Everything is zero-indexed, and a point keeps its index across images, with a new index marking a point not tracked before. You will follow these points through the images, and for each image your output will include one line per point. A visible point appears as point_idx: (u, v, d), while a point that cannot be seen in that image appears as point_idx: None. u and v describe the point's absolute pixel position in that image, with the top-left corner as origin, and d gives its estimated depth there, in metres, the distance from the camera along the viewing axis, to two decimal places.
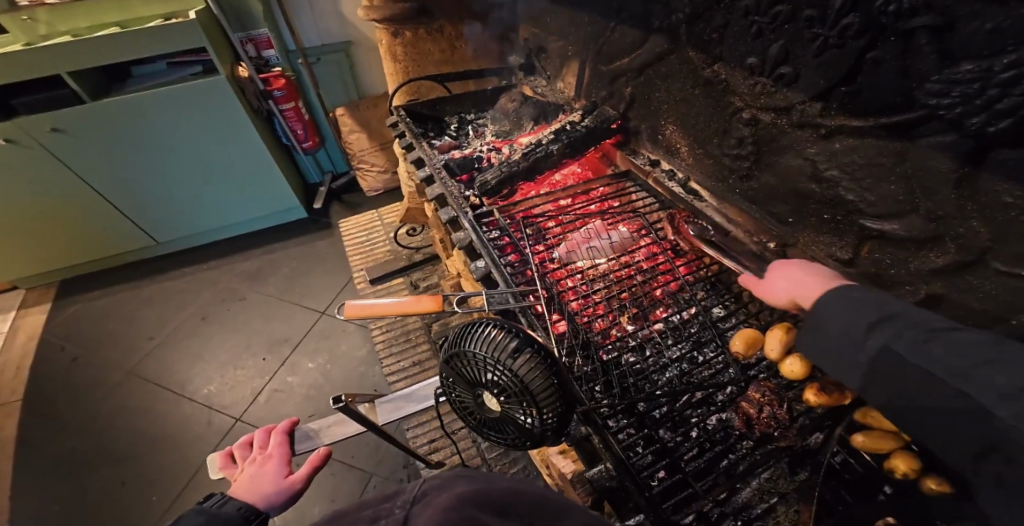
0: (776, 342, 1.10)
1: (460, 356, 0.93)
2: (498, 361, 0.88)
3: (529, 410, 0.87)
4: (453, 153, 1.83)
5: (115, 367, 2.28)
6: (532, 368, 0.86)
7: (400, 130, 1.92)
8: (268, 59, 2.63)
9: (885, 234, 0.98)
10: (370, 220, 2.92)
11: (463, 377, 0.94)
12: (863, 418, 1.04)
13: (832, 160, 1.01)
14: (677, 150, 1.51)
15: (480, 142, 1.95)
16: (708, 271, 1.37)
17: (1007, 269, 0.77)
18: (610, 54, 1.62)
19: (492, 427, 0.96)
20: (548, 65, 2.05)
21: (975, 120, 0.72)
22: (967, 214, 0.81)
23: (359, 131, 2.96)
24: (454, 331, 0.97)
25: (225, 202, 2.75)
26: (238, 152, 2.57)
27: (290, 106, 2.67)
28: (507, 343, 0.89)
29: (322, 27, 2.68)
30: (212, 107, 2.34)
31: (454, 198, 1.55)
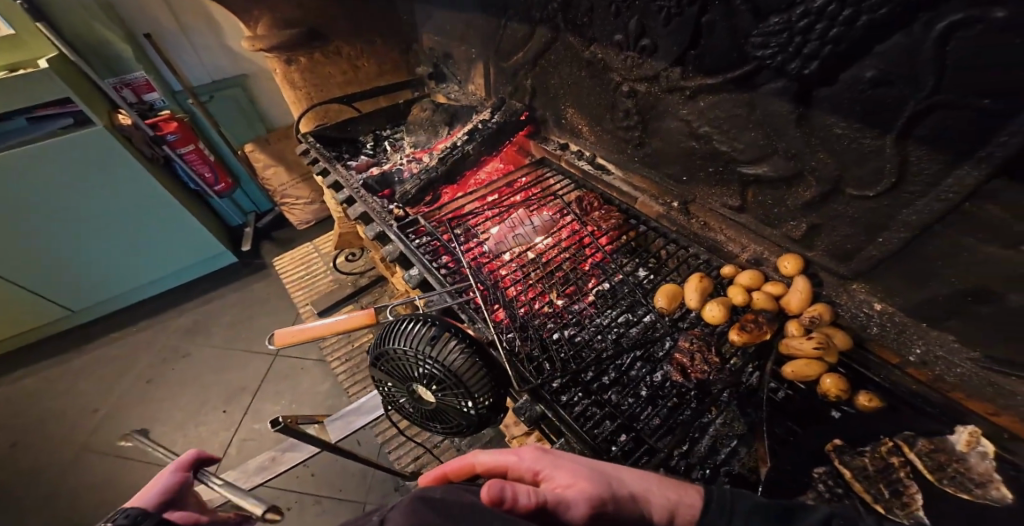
0: (694, 292, 1.20)
1: (391, 355, 1.04)
2: (422, 352, 1.00)
3: (461, 391, 1.00)
4: (371, 170, 1.82)
5: (46, 452, 2.07)
6: (456, 353, 1.00)
7: (313, 157, 1.83)
8: (152, 103, 2.48)
9: (760, 177, 1.08)
10: (307, 252, 2.76)
11: (394, 372, 1.05)
12: (786, 350, 1.10)
13: (702, 118, 1.10)
14: (581, 131, 1.57)
15: (400, 155, 1.94)
16: (629, 238, 1.42)
17: (858, 192, 0.93)
18: (507, 50, 1.66)
19: (436, 417, 1.07)
20: (456, 70, 2.08)
21: (794, 65, 0.85)
22: (814, 147, 0.93)
23: (275, 165, 2.83)
24: (378, 334, 1.08)
25: (137, 258, 2.57)
26: (138, 203, 2.39)
27: (190, 149, 2.51)
28: (427, 334, 1.02)
29: (207, 63, 2.57)
30: (94, 160, 2.16)
31: (378, 213, 1.53)
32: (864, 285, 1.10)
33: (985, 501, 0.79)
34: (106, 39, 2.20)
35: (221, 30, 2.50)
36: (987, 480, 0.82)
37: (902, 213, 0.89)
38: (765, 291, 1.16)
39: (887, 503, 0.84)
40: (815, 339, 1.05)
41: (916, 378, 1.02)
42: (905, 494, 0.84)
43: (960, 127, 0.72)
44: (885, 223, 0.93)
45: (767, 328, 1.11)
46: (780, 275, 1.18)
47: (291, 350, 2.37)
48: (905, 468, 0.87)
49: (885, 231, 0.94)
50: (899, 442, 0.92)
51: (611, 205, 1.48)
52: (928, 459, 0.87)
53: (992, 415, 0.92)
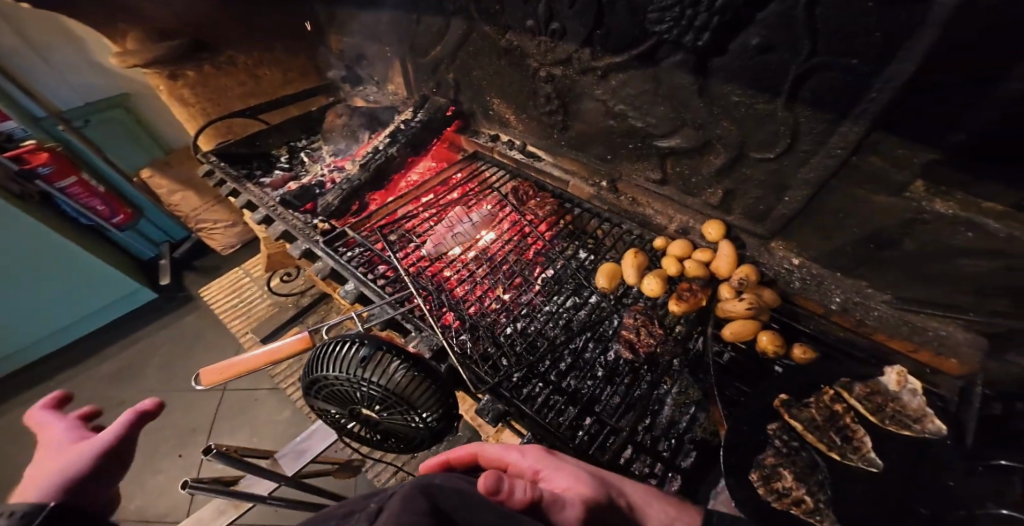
0: (631, 268, 1.23)
1: (324, 382, 0.99)
2: (354, 375, 0.96)
3: (406, 409, 0.97)
4: (289, 186, 1.69)
5: None
6: (393, 369, 0.97)
7: (218, 179, 1.65)
8: (10, 131, 2.02)
9: (674, 149, 1.12)
10: (237, 279, 2.51)
11: (333, 399, 1.01)
12: (723, 313, 1.14)
13: (616, 96, 1.12)
14: (508, 121, 1.56)
15: (320, 166, 1.85)
16: (568, 223, 1.43)
17: (761, 154, 0.98)
18: (424, 45, 1.61)
19: (389, 437, 1.04)
20: (372, 71, 2.00)
21: (689, 37, 0.88)
22: (717, 116, 0.98)
23: (182, 189, 2.51)
24: (309, 362, 1.03)
25: (33, 312, 2.17)
26: (26, 255, 1.99)
27: (71, 181, 2.09)
28: (357, 355, 0.98)
29: (75, 85, 2.24)
30: None
31: (301, 230, 1.43)
32: (782, 241, 1.18)
33: (927, 437, 0.89)
34: None
35: (84, 45, 2.19)
36: (923, 416, 0.92)
37: (800, 171, 0.96)
38: (695, 259, 1.20)
39: (842, 450, 0.91)
40: (746, 300, 1.09)
41: (841, 323, 1.16)
42: (855, 439, 0.92)
43: (837, 86, 0.79)
44: (786, 181, 1.00)
45: (702, 294, 1.15)
46: (707, 241, 1.23)
47: (240, 382, 2.20)
48: (850, 413, 0.95)
49: (789, 190, 1.01)
50: (839, 389, 1.00)
51: (545, 192, 1.49)
52: (868, 401, 0.96)
53: (912, 352, 1.07)
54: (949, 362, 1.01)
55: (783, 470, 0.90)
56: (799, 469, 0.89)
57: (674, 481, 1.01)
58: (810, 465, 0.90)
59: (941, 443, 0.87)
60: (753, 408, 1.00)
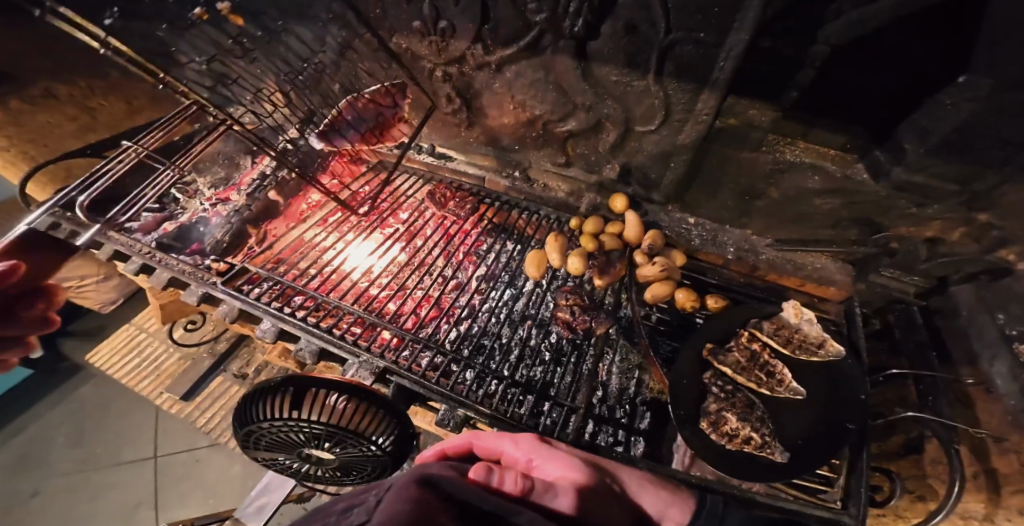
0: (554, 252, 1.26)
1: (260, 430, 0.88)
2: (291, 418, 0.85)
3: (357, 440, 0.87)
4: (165, 227, 1.38)
5: None
6: (331, 404, 0.86)
7: (68, 232, 1.32)
8: None
9: (572, 132, 1.21)
10: (129, 338, 1.93)
11: (279, 445, 0.91)
12: (643, 279, 1.21)
13: (513, 88, 1.19)
14: (412, 125, 1.53)
15: (198, 201, 1.53)
16: (492, 218, 1.44)
17: (645, 127, 1.10)
18: (299, 58, 1.49)
19: (349, 469, 0.96)
20: (242, 90, 1.77)
21: (565, 24, 0.96)
22: (603, 97, 1.08)
23: None
24: (236, 413, 0.90)
25: None
26: None
27: None
28: (288, 397, 0.86)
29: None
30: None
31: (190, 274, 1.19)
32: (679, 206, 1.32)
33: (831, 359, 1.02)
34: None
35: None
36: (824, 341, 1.05)
37: (678, 139, 1.08)
38: (609, 233, 1.28)
39: (771, 385, 1.01)
40: (658, 263, 1.17)
41: (739, 271, 1.29)
42: (777, 372, 1.02)
43: (693, 59, 0.91)
44: (671, 149, 1.12)
45: (619, 266, 1.24)
46: (615, 214, 1.32)
47: (173, 444, 1.82)
48: (767, 350, 1.05)
49: (674, 156, 1.14)
50: (752, 329, 1.09)
51: (462, 190, 1.48)
52: (778, 336, 1.07)
53: (802, 286, 1.24)
54: (828, 290, 1.22)
55: (726, 413, 0.96)
56: (739, 410, 0.95)
57: (638, 444, 1.03)
58: (750, 404, 0.97)
59: (840, 362, 1.01)
60: (687, 355, 1.06)
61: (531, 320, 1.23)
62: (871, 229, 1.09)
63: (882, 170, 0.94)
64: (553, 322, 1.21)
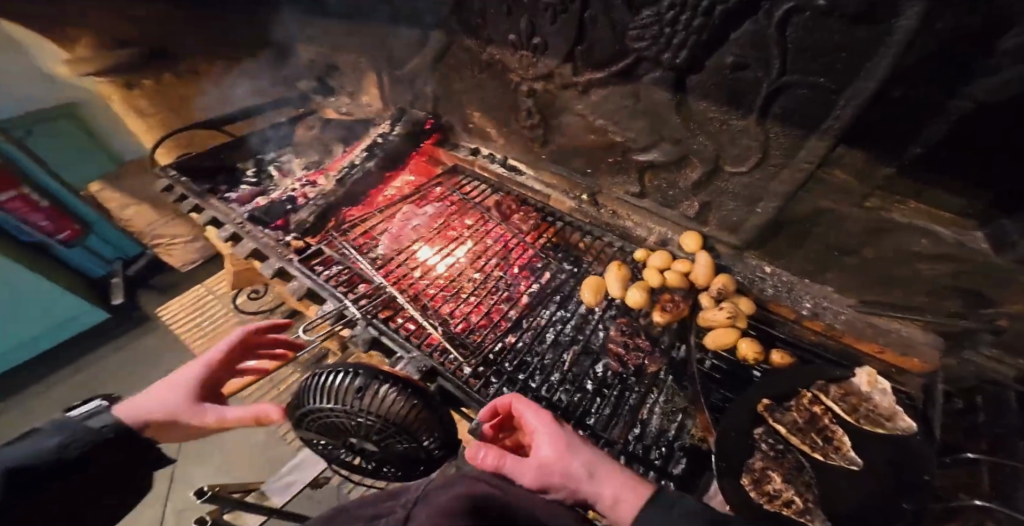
0: (616, 281, 1.22)
1: (315, 414, 0.92)
2: (350, 407, 0.89)
3: (403, 437, 0.90)
4: (257, 201, 1.49)
5: None
6: (390, 398, 0.90)
7: (178, 195, 1.45)
8: None
9: (653, 163, 1.16)
10: (197, 298, 2.13)
11: (325, 431, 0.94)
12: (704, 321, 1.15)
13: (597, 111, 1.16)
14: (489, 135, 1.54)
15: (290, 181, 1.66)
16: (552, 237, 1.42)
17: (734, 168, 1.04)
18: (400, 58, 1.54)
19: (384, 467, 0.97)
20: (344, 81, 1.87)
21: (667, 55, 0.92)
22: (693, 132, 1.03)
23: (136, 204, 2.22)
24: (298, 393, 0.95)
25: None
26: None
27: (9, 196, 1.80)
28: (352, 385, 0.91)
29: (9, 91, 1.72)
30: None
31: (273, 248, 1.29)
32: (756, 253, 1.23)
33: (899, 432, 0.88)
34: None
35: (28, 52, 1.70)
36: (892, 413, 0.91)
37: (771, 184, 1.01)
38: (675, 269, 1.21)
39: (825, 450, 0.89)
40: (726, 309, 1.11)
41: (812, 328, 1.20)
42: (834, 438, 0.90)
43: (808, 104, 0.84)
44: (759, 194, 1.06)
45: (684, 305, 1.16)
46: (684, 252, 1.26)
47: None
48: (828, 414, 0.93)
49: (761, 201, 1.07)
50: (817, 391, 0.98)
51: (527, 206, 1.49)
52: (844, 402, 0.94)
53: (880, 353, 1.13)
54: (909, 361, 1.08)
55: (771, 472, 0.87)
56: (786, 471, 0.86)
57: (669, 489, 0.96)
58: (797, 467, 0.87)
59: (908, 438, 0.87)
60: (741, 405, 0.98)
61: (579, 347, 1.21)
62: (977, 301, 0.90)
63: (1008, 242, 0.77)
64: (601, 352, 1.19)
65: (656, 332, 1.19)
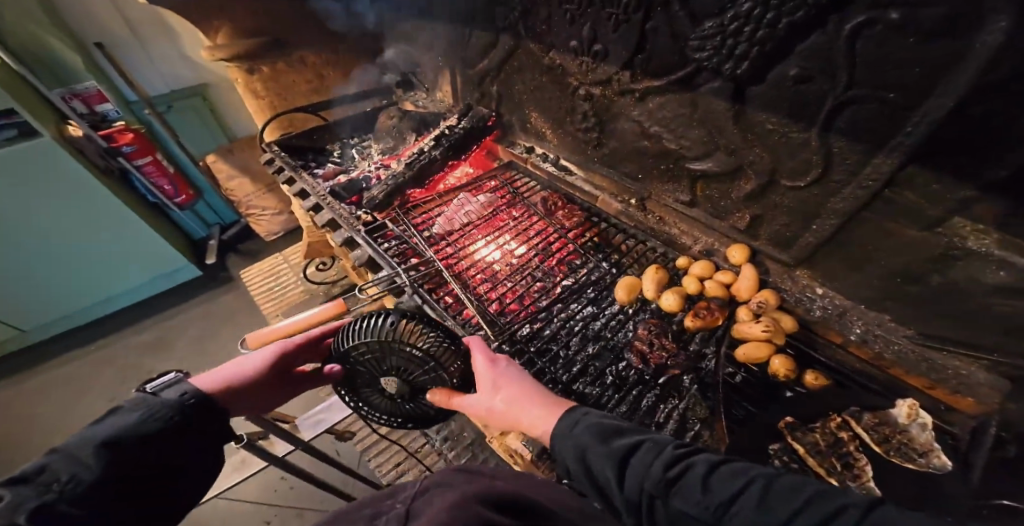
0: (650, 283, 1.21)
1: (348, 357, 0.86)
2: (386, 345, 0.84)
3: (436, 376, 0.85)
4: (339, 178, 1.69)
5: None
6: (426, 337, 0.86)
7: (276, 167, 1.69)
8: (105, 114, 2.26)
9: (707, 172, 1.17)
10: (272, 266, 2.40)
11: (355, 375, 0.89)
12: (739, 334, 1.11)
13: (652, 118, 1.18)
14: (545, 134, 1.60)
15: (367, 162, 1.83)
16: (595, 236, 1.43)
17: (791, 183, 1.02)
18: (473, 58, 1.64)
19: (415, 412, 0.92)
20: (424, 78, 2.02)
21: (727, 66, 0.94)
22: (750, 143, 1.03)
23: (240, 176, 2.59)
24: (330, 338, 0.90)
25: (73, 277, 2.33)
26: (80, 213, 2.17)
27: (148, 161, 2.34)
28: (386, 324, 0.86)
29: (166, 74, 2.45)
30: (37, 170, 1.98)
31: (346, 219, 1.44)
32: (806, 271, 1.17)
33: (929, 470, 0.80)
34: (53, 47, 2.02)
35: (178, 40, 2.37)
36: (927, 450, 0.84)
37: (831, 201, 0.98)
38: (717, 279, 1.20)
39: (841, 475, 0.84)
40: (763, 322, 1.07)
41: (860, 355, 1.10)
42: (854, 466, 0.85)
43: (876, 119, 0.81)
44: (815, 210, 1.03)
45: (720, 314, 1.13)
46: (729, 264, 1.24)
47: None
48: (855, 441, 0.87)
49: (818, 218, 1.03)
50: (847, 417, 0.91)
51: (574, 204, 1.53)
52: (876, 431, 0.88)
53: (929, 389, 1.00)
54: (961, 400, 0.95)
55: None
56: None
57: None
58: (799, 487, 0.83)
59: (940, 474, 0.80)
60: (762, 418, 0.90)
61: (603, 343, 1.17)
62: None
63: None
64: (625, 350, 1.14)
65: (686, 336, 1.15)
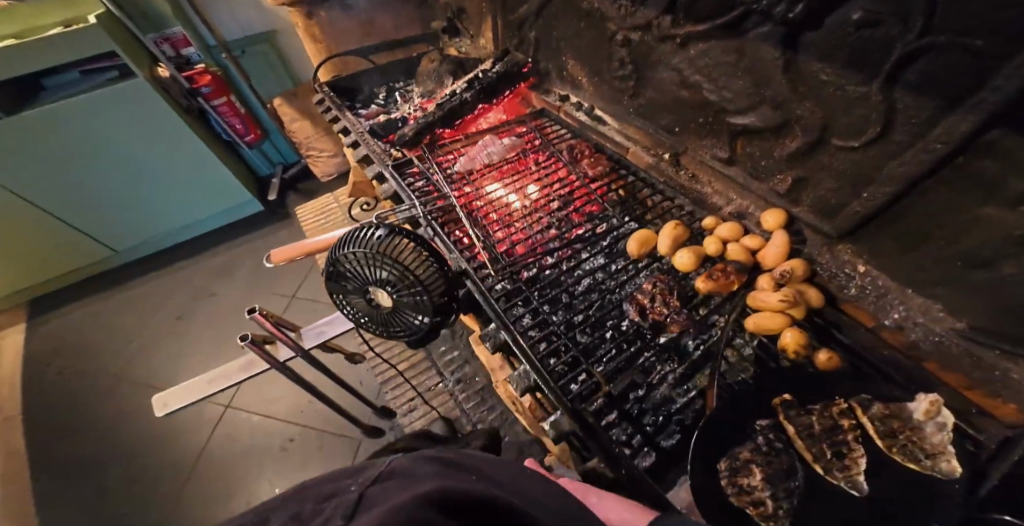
0: (666, 239, 1.17)
1: (340, 264, 0.94)
2: (372, 256, 0.90)
3: (413, 288, 0.90)
4: (379, 118, 1.78)
5: (102, 371, 2.44)
6: (410, 251, 0.91)
7: (325, 105, 1.81)
8: (189, 57, 2.52)
9: (748, 128, 1.07)
10: (325, 204, 2.63)
11: (346, 284, 0.96)
12: (754, 303, 1.02)
13: (693, 66, 1.10)
14: (581, 83, 1.54)
15: (408, 106, 1.88)
16: (620, 190, 1.39)
17: (843, 142, 0.90)
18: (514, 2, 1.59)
19: (395, 326, 0.97)
20: (468, 24, 2.00)
21: (779, 7, 0.84)
22: (800, 96, 0.92)
23: (302, 119, 2.77)
24: (330, 247, 0.98)
25: (165, 205, 2.73)
26: (168, 149, 2.51)
27: (222, 101, 2.63)
28: (376, 236, 0.93)
29: (241, 20, 2.61)
30: (138, 110, 2.30)
31: (378, 154, 1.53)
32: (851, 245, 1.04)
33: (931, 474, 0.72)
34: None
35: None
36: (936, 452, 0.74)
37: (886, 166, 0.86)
38: (742, 243, 1.12)
39: (829, 465, 0.77)
40: (783, 292, 0.96)
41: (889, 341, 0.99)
42: (846, 457, 0.78)
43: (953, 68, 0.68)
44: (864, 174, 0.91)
45: (735, 279, 1.05)
46: (762, 228, 1.15)
47: (307, 292, 2.57)
48: (855, 431, 0.80)
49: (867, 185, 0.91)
50: (853, 405, 0.84)
51: (601, 153, 1.49)
52: (884, 425, 0.79)
53: (967, 391, 0.88)
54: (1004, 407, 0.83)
55: (754, 467, 0.80)
56: (771, 470, 0.78)
57: (648, 457, 0.92)
58: (784, 472, 0.79)
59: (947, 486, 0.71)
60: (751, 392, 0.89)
61: (605, 294, 1.17)
62: None
63: None
64: (624, 301, 1.14)
65: (695, 295, 1.12)
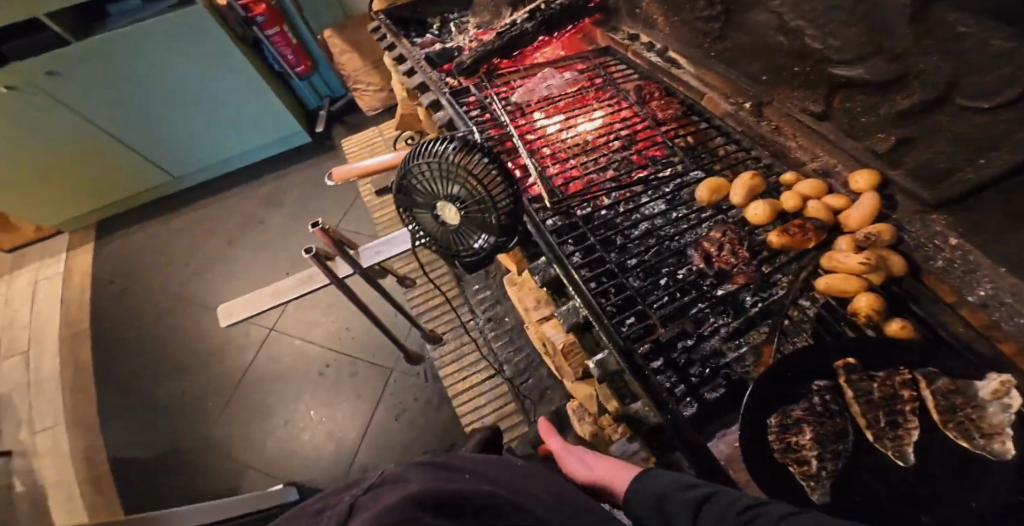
0: (740, 189, 1.10)
1: (413, 176, 0.96)
2: (444, 169, 0.91)
3: (482, 206, 0.90)
4: (435, 48, 1.72)
5: (162, 289, 2.62)
6: (480, 167, 0.90)
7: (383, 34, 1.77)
8: None
9: (855, 81, 0.99)
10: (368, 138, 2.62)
11: (415, 196, 0.99)
12: (827, 263, 0.98)
13: (796, 10, 1.09)
14: (657, 21, 1.59)
15: (464, 37, 1.78)
16: (688, 137, 1.33)
17: (971, 104, 0.81)
18: None
19: (459, 244, 1.00)
20: None
21: None
22: (927, 49, 0.85)
23: (349, 49, 2.72)
24: (403, 159, 1.00)
25: (218, 134, 2.81)
26: (222, 77, 2.55)
27: (274, 32, 2.56)
28: (449, 150, 0.93)
29: None
30: (196, 36, 2.32)
31: (435, 83, 1.51)
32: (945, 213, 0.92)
33: (981, 454, 0.65)
34: None
35: None
36: (993, 432, 0.66)
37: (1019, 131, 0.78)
38: (824, 202, 1.05)
39: (879, 431, 0.76)
40: (864, 256, 0.91)
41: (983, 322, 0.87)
42: (900, 427, 0.75)
43: None
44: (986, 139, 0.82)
45: (814, 237, 1.01)
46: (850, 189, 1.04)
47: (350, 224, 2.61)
48: (913, 402, 0.76)
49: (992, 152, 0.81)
50: (917, 376, 0.78)
51: (673, 97, 1.45)
52: (946, 400, 0.73)
53: None
54: None
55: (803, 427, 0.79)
56: (820, 432, 0.78)
57: (689, 406, 0.94)
58: (836, 433, 0.79)
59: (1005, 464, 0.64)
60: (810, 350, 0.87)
61: (666, 241, 1.15)
62: None
63: None
64: (688, 247, 1.11)
65: (764, 250, 1.07)
